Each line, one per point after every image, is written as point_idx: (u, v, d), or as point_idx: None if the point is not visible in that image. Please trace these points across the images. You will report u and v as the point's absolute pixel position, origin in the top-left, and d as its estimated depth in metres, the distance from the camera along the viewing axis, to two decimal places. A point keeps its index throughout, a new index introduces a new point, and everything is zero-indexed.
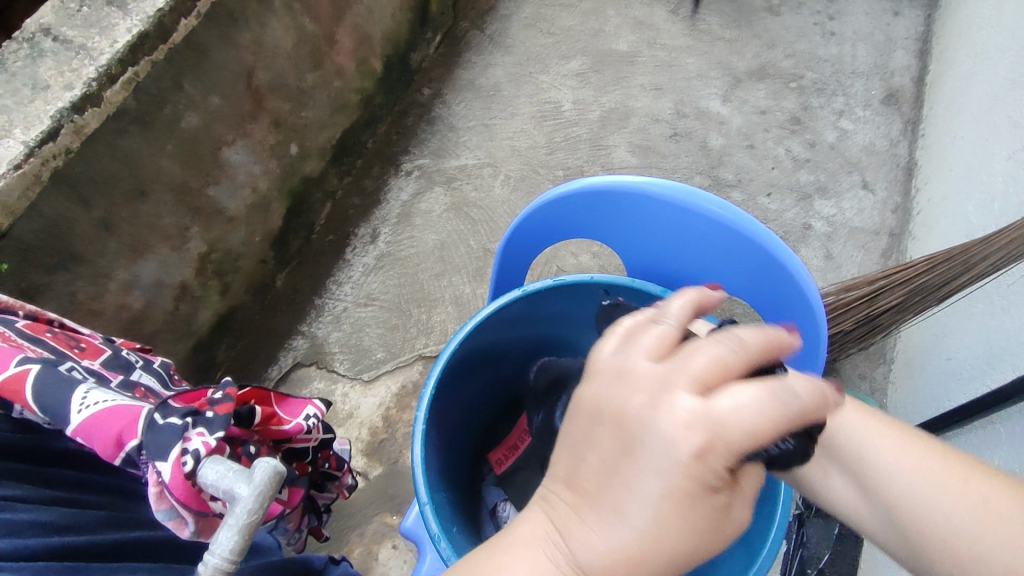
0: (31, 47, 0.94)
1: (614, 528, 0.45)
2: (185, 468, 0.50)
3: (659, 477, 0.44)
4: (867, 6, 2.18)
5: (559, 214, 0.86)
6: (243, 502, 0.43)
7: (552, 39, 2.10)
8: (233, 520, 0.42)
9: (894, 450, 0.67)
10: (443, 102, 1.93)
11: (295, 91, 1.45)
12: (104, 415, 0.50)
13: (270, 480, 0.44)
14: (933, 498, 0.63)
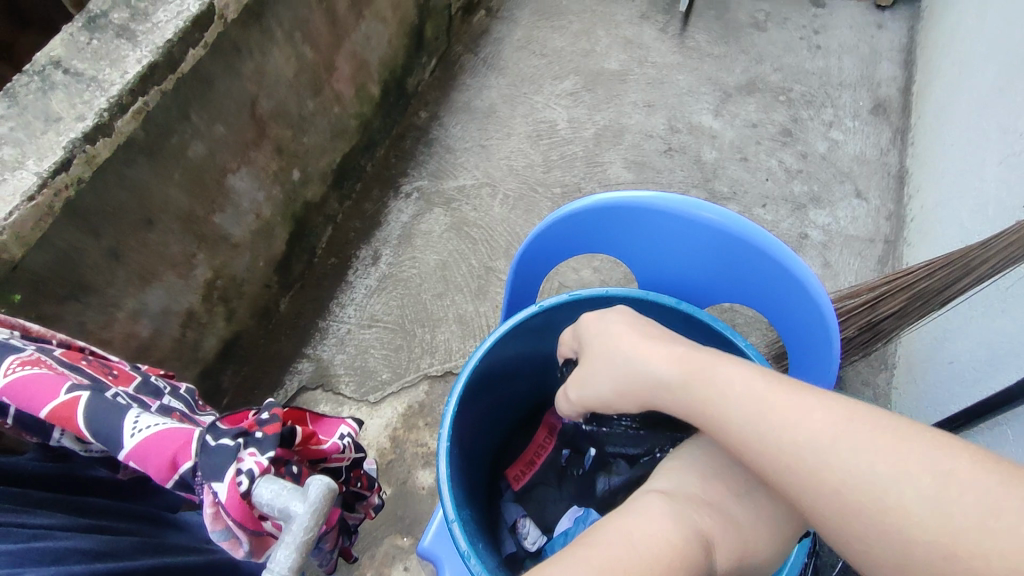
0: (41, 81, 0.96)
1: (734, 523, 0.67)
2: (241, 488, 0.51)
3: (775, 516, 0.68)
4: (850, 20, 2.23)
5: (566, 232, 0.88)
6: (300, 520, 0.45)
7: (544, 61, 2.14)
8: (291, 538, 0.44)
9: (779, 430, 0.60)
10: (441, 125, 1.97)
11: (297, 117, 1.47)
12: (158, 437, 0.50)
13: (324, 497, 0.45)
14: (810, 487, 0.57)
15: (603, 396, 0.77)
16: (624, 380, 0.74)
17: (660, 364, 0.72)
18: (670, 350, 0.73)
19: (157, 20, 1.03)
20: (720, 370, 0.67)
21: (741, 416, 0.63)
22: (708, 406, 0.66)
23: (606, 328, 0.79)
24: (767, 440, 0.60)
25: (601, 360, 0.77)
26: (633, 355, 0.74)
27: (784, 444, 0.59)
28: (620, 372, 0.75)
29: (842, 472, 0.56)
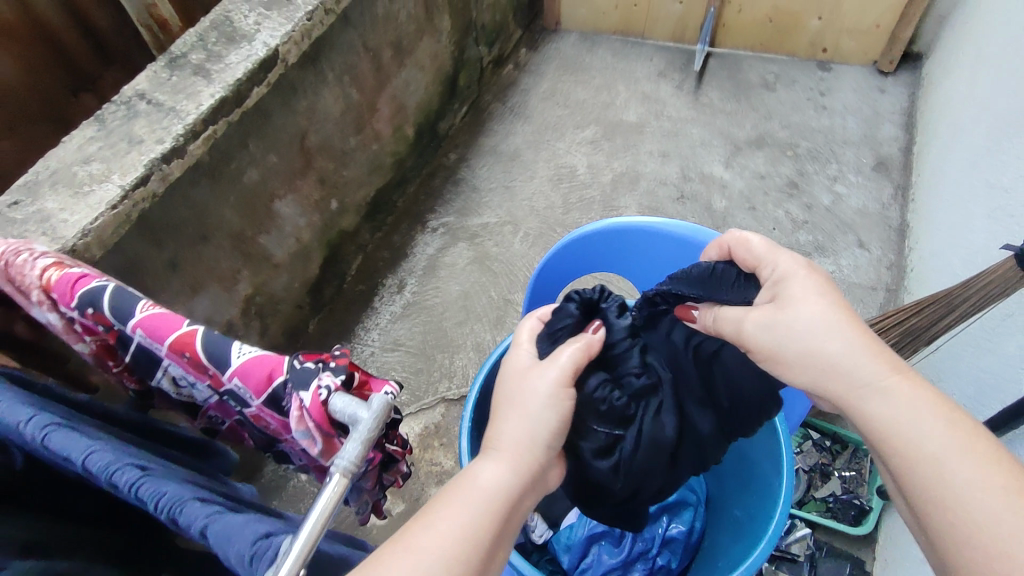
0: (128, 110, 1.10)
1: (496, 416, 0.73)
2: (319, 398, 0.48)
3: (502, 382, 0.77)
4: (856, 83, 2.37)
5: (595, 250, 0.99)
6: (365, 422, 0.44)
7: (567, 111, 2.30)
8: (358, 435, 0.43)
9: (948, 456, 0.59)
10: (468, 165, 2.12)
11: (340, 151, 1.62)
12: (259, 357, 0.50)
13: (385, 407, 0.45)
14: (954, 515, 0.57)
15: (761, 346, 0.73)
16: (802, 349, 0.70)
17: (856, 359, 0.67)
18: (876, 350, 0.67)
19: (230, 61, 1.18)
20: (917, 402, 0.63)
21: (924, 453, 0.60)
22: (887, 421, 0.64)
23: (806, 283, 0.71)
24: (936, 491, 0.59)
25: (780, 312, 0.71)
26: (832, 329, 0.68)
27: (953, 502, 0.58)
28: (791, 334, 0.70)
29: (1008, 559, 0.53)
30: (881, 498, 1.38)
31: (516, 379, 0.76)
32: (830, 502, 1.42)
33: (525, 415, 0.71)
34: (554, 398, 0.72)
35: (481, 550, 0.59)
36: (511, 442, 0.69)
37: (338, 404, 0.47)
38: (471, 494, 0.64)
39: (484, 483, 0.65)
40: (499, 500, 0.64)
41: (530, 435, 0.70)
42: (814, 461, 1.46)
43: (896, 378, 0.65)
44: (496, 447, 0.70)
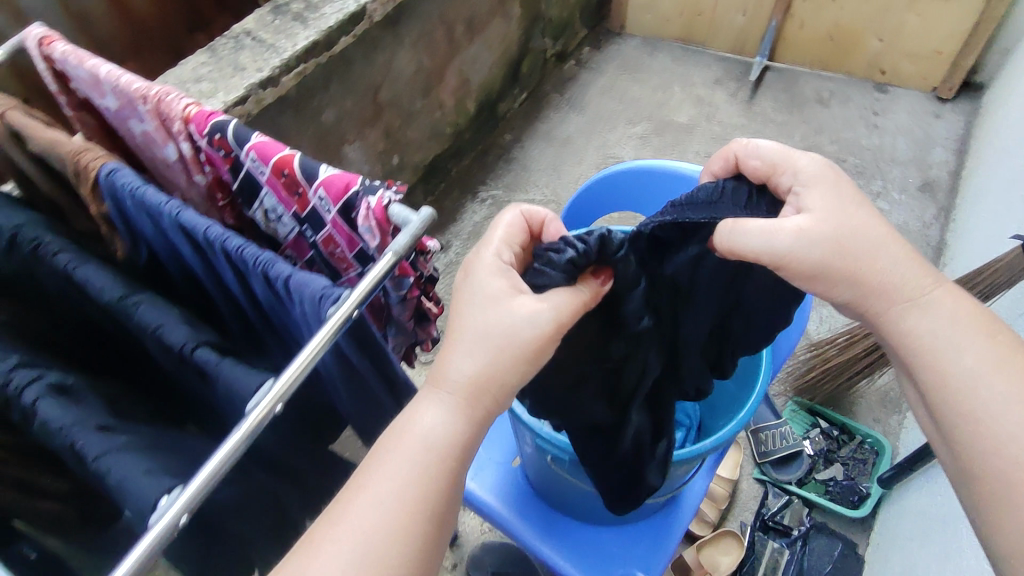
0: (235, 42, 1.27)
1: (461, 355, 0.66)
2: (382, 203, 0.54)
3: (476, 312, 0.67)
4: (911, 107, 2.40)
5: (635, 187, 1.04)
6: (414, 223, 0.54)
7: (621, 106, 2.41)
8: (411, 229, 0.53)
9: (976, 365, 0.66)
10: (521, 146, 2.25)
11: (406, 111, 1.78)
12: (342, 173, 0.57)
13: (430, 217, 0.54)
14: (973, 419, 0.65)
15: (799, 257, 0.68)
16: (844, 259, 0.69)
17: (900, 275, 0.71)
18: (908, 264, 0.71)
19: (325, 11, 1.35)
20: (952, 319, 0.69)
21: (958, 370, 0.67)
22: (923, 334, 0.70)
23: (836, 190, 0.71)
24: (966, 407, 0.66)
25: (816, 220, 0.70)
26: (872, 241, 0.70)
27: (982, 416, 0.65)
28: (829, 243, 0.69)
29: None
30: (881, 486, 1.41)
31: (487, 313, 0.66)
32: (830, 484, 1.47)
33: (493, 359, 0.65)
34: (532, 346, 0.65)
35: (423, 503, 0.61)
36: (464, 382, 0.65)
37: (397, 215, 0.54)
38: (415, 449, 0.63)
39: (433, 433, 0.63)
40: (447, 452, 0.63)
41: (493, 378, 0.65)
42: (820, 446, 1.50)
43: (938, 291, 0.71)
44: (448, 387, 0.66)
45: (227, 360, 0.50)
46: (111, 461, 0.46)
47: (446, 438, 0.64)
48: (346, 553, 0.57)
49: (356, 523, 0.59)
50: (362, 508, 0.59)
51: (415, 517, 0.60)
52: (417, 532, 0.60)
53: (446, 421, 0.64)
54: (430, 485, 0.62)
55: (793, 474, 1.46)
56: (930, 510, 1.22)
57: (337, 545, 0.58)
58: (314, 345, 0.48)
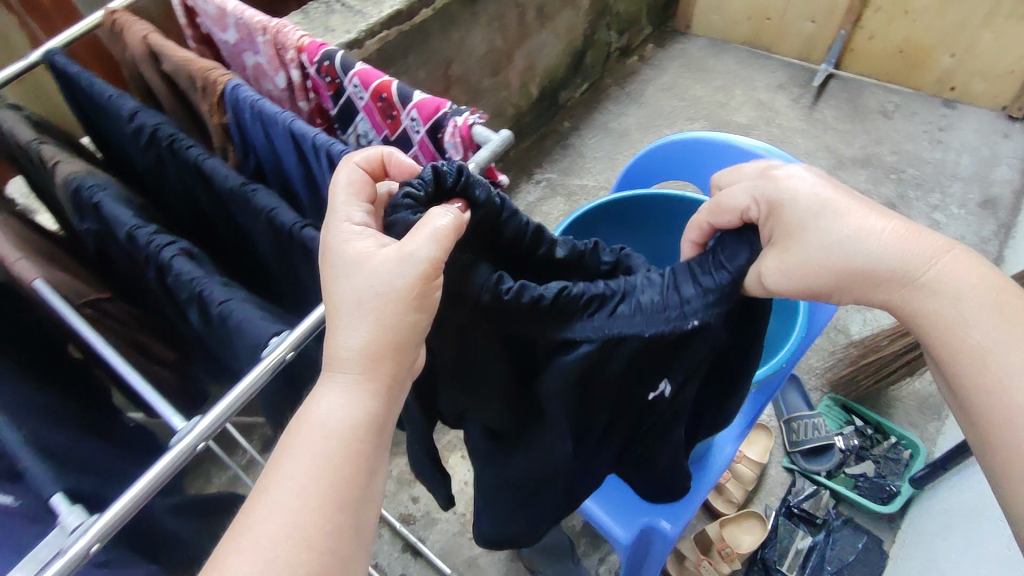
0: (326, 7, 1.38)
1: (349, 333, 0.53)
2: (468, 123, 0.62)
3: (350, 287, 0.53)
4: (980, 125, 2.36)
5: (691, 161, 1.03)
6: (494, 141, 0.61)
7: (681, 104, 2.44)
8: (491, 145, 0.61)
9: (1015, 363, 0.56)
10: (579, 134, 2.32)
11: (473, 88, 1.86)
12: (432, 96, 0.64)
13: (508, 136, 0.62)
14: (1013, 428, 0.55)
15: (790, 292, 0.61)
16: (839, 274, 0.60)
17: (919, 259, 0.59)
18: (908, 244, 0.59)
19: None
20: (966, 287, 0.58)
21: (970, 341, 0.58)
22: (950, 328, 0.59)
23: (802, 201, 0.60)
24: (988, 379, 0.56)
25: (787, 250, 0.60)
26: (859, 238, 0.59)
27: (1000, 386, 0.56)
28: (814, 266, 0.60)
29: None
30: (911, 486, 1.40)
31: (354, 271, 0.53)
32: (860, 480, 1.46)
33: (378, 321, 0.52)
34: (412, 299, 0.52)
35: (341, 493, 0.51)
36: (358, 356, 0.53)
37: (478, 134, 0.62)
38: (315, 439, 0.51)
39: (332, 417, 0.52)
40: (350, 432, 0.52)
41: (392, 345, 0.53)
42: (853, 443, 1.49)
43: (945, 260, 0.59)
44: (342, 366, 0.53)
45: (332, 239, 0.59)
46: (231, 307, 0.53)
47: (350, 421, 0.53)
48: (245, 560, 0.46)
49: (256, 527, 0.48)
50: (266, 506, 0.49)
51: (331, 515, 0.50)
52: (333, 530, 0.50)
53: (347, 405, 0.53)
54: (338, 478, 0.51)
55: (822, 465, 1.46)
56: (955, 508, 1.23)
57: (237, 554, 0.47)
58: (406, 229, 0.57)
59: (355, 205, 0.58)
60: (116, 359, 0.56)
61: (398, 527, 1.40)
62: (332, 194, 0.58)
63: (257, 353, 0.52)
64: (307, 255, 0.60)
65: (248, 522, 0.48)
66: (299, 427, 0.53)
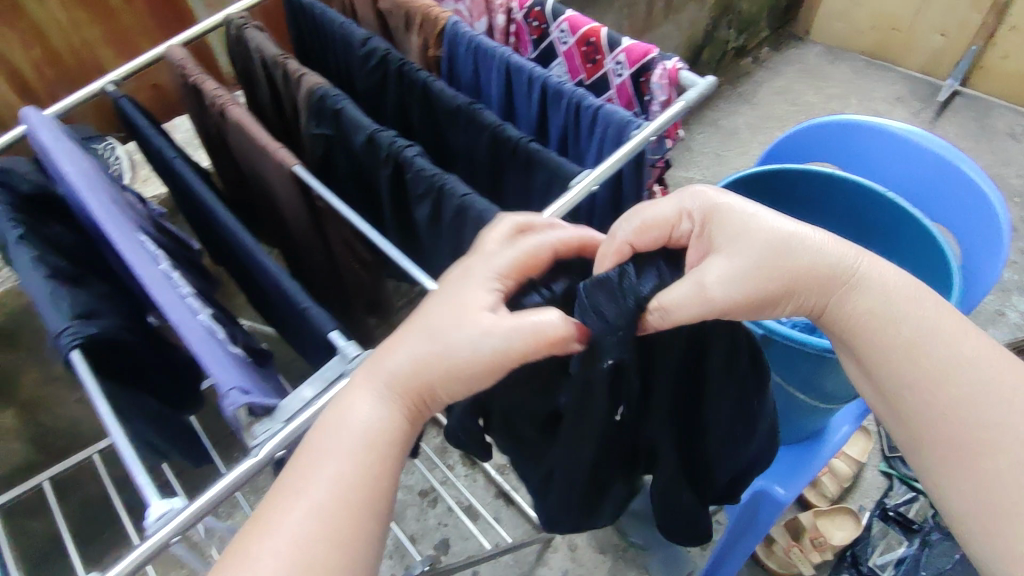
0: None
1: (411, 354, 0.51)
2: (677, 66, 0.67)
3: (435, 313, 0.51)
4: None
5: (828, 143, 1.04)
6: (701, 84, 0.66)
7: (793, 108, 2.37)
8: (698, 88, 0.66)
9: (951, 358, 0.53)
10: (687, 129, 2.32)
11: None
12: (640, 42, 0.70)
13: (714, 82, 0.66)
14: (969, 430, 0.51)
15: (741, 301, 0.54)
16: (782, 283, 0.55)
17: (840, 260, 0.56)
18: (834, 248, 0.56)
19: None
20: (893, 285, 0.55)
21: (904, 336, 0.54)
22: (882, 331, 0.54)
23: (732, 208, 0.57)
24: (937, 375, 0.53)
25: (730, 257, 0.54)
26: (796, 245, 0.55)
27: (939, 380, 0.53)
28: (759, 275, 0.54)
29: (1000, 431, 0.50)
30: None
31: (447, 311, 0.51)
32: None
33: (440, 360, 0.50)
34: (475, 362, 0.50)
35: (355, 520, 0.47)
36: (409, 381, 0.51)
37: (685, 77, 0.67)
38: (354, 445, 0.49)
39: (366, 432, 0.49)
40: (380, 455, 0.49)
41: (438, 385, 0.51)
42: None
43: (865, 262, 0.56)
44: (385, 380, 0.51)
45: (554, 153, 0.64)
46: (471, 200, 0.60)
47: (388, 441, 0.50)
48: (281, 554, 0.44)
49: (279, 526, 0.45)
50: (294, 506, 0.46)
51: (359, 518, 0.46)
52: (362, 537, 0.46)
53: (383, 418, 0.50)
54: (372, 484, 0.48)
55: None
56: None
57: (272, 549, 0.44)
58: (625, 151, 0.62)
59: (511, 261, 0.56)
60: (361, 228, 0.63)
61: (494, 474, 1.46)
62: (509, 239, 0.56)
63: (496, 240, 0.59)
64: (528, 168, 0.65)
65: (275, 522, 0.45)
66: (317, 440, 0.49)
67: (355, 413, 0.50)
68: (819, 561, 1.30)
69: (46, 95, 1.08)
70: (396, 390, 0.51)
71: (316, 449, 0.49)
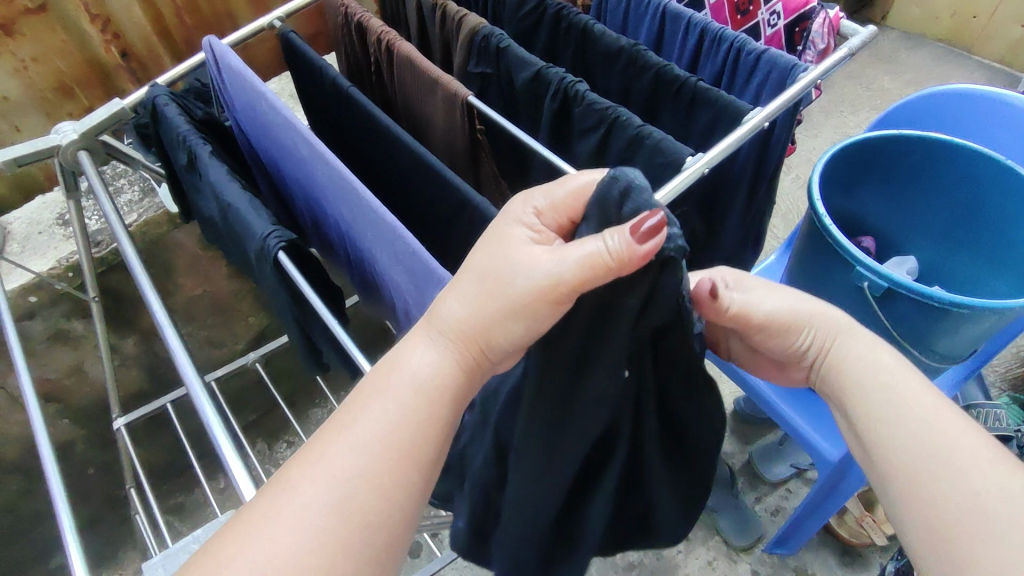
0: None
1: (460, 299, 0.49)
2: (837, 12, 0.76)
3: (486, 254, 0.49)
4: None
5: (954, 112, 1.05)
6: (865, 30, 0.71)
7: (868, 93, 2.33)
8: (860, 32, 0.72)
9: (919, 394, 0.48)
10: None
11: None
12: None
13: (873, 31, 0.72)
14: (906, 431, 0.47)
15: (763, 316, 0.55)
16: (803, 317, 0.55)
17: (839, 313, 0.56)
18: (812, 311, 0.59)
19: None
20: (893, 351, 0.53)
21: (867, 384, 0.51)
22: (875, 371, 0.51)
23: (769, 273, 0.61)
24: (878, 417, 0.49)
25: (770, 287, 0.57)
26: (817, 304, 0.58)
27: (896, 397, 0.49)
28: (793, 300, 0.56)
29: (939, 436, 0.46)
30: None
31: (495, 251, 0.48)
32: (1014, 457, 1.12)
33: (482, 308, 0.48)
34: (530, 307, 0.46)
35: (389, 467, 0.45)
36: (457, 328, 0.49)
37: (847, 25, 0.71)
38: (400, 392, 0.48)
39: (415, 377, 0.48)
40: (426, 404, 0.48)
41: (482, 332, 0.48)
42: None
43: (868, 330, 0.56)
44: (435, 327, 0.50)
45: (721, 92, 0.67)
46: (648, 130, 0.65)
47: (436, 384, 0.48)
48: (322, 488, 0.44)
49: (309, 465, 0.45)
50: (336, 446, 0.45)
51: (390, 464, 0.45)
52: (396, 482, 0.45)
53: (435, 365, 0.49)
54: (410, 431, 0.46)
55: None
56: None
57: (314, 481, 0.44)
58: (792, 90, 0.64)
59: (563, 207, 0.49)
60: (536, 150, 0.69)
61: None
62: (561, 187, 0.49)
63: (676, 168, 0.63)
64: (692, 106, 0.69)
65: (308, 462, 0.45)
66: (365, 394, 0.48)
67: (406, 363, 0.49)
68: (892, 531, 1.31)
69: (183, 41, 1.14)
70: (451, 334, 0.49)
71: (358, 402, 0.48)
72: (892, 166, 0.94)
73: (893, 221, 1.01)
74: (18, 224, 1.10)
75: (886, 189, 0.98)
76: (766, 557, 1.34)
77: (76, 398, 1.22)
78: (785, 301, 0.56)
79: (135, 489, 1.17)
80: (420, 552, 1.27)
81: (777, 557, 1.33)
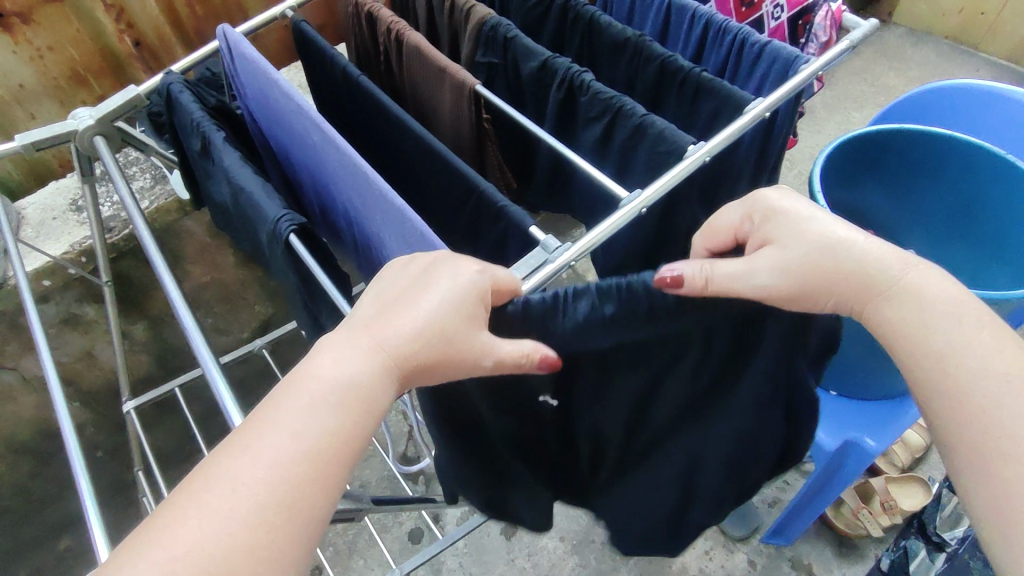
0: None
1: (413, 313, 0.46)
2: None
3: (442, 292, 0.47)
4: None
5: (960, 105, 1.06)
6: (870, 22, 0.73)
7: (872, 90, 2.34)
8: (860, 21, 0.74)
9: (988, 354, 0.47)
10: None
11: None
12: None
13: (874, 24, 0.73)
14: (981, 401, 0.46)
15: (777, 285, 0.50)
16: (829, 280, 0.51)
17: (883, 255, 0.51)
18: (886, 245, 0.52)
19: None
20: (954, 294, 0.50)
21: (930, 347, 0.49)
22: (935, 331, 0.49)
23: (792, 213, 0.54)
24: (946, 386, 0.48)
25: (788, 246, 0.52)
26: (841, 248, 0.51)
27: (966, 364, 0.47)
28: (810, 262, 0.51)
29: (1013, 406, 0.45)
30: None
31: (442, 293, 0.47)
32: None
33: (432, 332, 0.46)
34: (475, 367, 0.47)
35: (314, 485, 0.39)
36: (406, 339, 0.45)
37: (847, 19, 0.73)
38: (328, 395, 0.42)
39: (348, 380, 0.43)
40: (360, 410, 0.43)
41: (434, 350, 0.46)
42: None
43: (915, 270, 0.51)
44: (379, 334, 0.45)
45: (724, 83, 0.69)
46: (651, 119, 0.66)
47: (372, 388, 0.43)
48: (236, 498, 0.37)
49: (231, 477, 0.38)
50: (259, 444, 0.39)
51: (334, 476, 0.40)
52: (340, 483, 0.41)
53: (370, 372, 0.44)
54: (354, 444, 0.42)
55: None
56: None
57: (227, 489, 0.37)
58: (795, 80, 0.65)
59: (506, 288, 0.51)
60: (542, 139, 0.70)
61: None
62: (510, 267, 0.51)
63: (677, 157, 0.64)
64: (695, 97, 0.71)
65: (230, 469, 0.38)
66: (285, 399, 0.42)
67: (336, 368, 0.43)
68: (888, 524, 1.29)
69: (193, 31, 1.15)
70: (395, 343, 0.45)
71: (276, 408, 0.41)
72: (893, 160, 0.96)
73: (894, 213, 1.03)
74: (32, 209, 1.12)
75: (888, 184, 1.00)
76: (763, 547, 1.36)
77: (87, 380, 1.25)
78: (803, 264, 0.51)
79: (145, 472, 1.19)
80: (422, 538, 1.30)
81: (774, 547, 1.35)
